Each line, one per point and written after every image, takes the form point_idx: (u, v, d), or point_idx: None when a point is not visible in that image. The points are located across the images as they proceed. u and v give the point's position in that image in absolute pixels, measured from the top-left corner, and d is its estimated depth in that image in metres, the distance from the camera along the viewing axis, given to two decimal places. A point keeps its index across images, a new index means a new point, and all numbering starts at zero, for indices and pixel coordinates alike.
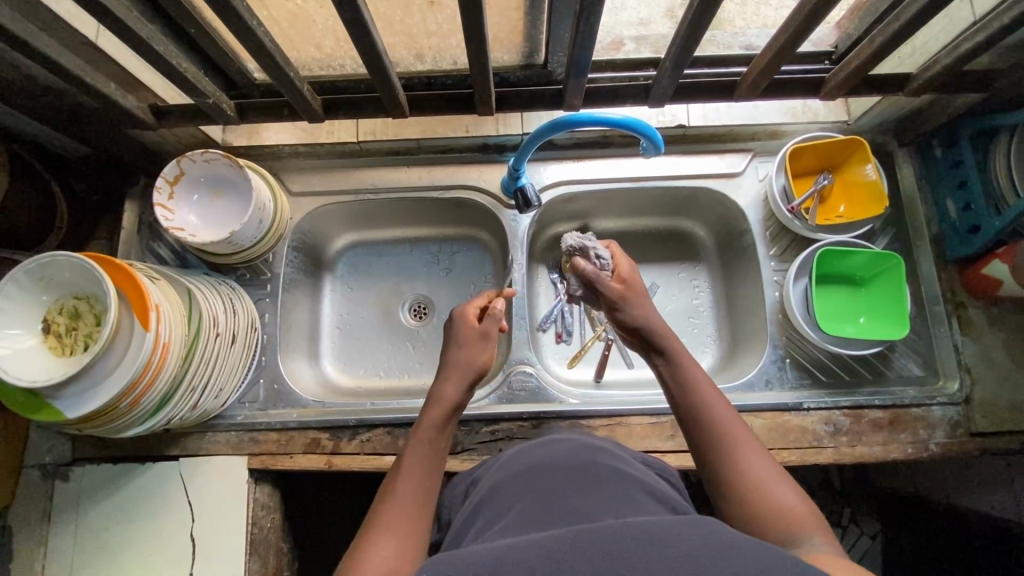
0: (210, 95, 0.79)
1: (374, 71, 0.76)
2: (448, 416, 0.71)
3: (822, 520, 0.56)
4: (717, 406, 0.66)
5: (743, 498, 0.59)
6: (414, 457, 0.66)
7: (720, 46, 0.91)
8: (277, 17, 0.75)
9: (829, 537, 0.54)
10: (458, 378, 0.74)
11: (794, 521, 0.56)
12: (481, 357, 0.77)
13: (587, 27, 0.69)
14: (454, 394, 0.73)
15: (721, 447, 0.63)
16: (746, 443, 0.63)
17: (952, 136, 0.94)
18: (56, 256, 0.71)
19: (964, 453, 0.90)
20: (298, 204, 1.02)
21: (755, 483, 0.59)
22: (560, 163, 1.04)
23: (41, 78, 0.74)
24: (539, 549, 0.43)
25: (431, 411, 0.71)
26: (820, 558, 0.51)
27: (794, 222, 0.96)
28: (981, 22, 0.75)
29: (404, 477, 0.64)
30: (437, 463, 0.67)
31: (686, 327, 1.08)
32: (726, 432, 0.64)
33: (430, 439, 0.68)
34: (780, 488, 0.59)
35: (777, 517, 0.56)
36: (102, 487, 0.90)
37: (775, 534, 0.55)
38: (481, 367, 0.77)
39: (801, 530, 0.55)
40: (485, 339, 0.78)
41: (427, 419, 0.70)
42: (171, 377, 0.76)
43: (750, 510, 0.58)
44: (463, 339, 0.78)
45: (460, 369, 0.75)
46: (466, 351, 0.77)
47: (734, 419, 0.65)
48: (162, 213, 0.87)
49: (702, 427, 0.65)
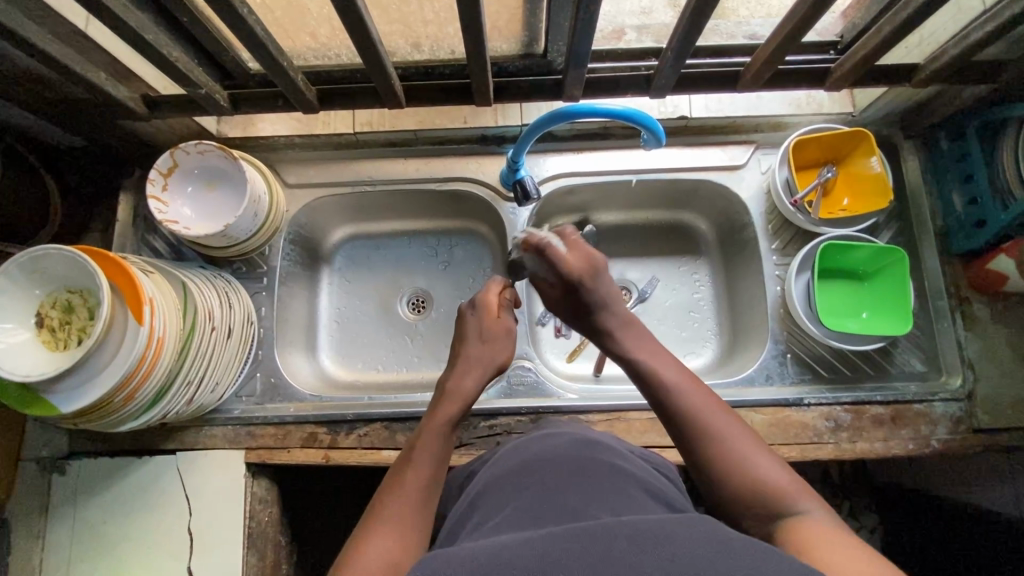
0: (202, 85, 0.77)
1: (370, 61, 0.74)
2: (462, 410, 0.72)
3: (808, 486, 0.56)
4: (687, 385, 0.65)
5: (725, 476, 0.58)
6: (425, 450, 0.66)
7: (723, 35, 0.88)
8: (270, 4, 0.74)
9: (819, 501, 0.55)
10: (479, 374, 0.75)
11: (784, 491, 0.56)
12: (502, 354, 0.79)
13: (587, 16, 0.67)
14: (468, 389, 0.74)
15: (696, 427, 0.62)
16: (721, 417, 0.62)
17: (959, 128, 0.92)
18: (49, 249, 0.70)
19: (966, 449, 0.90)
20: (295, 196, 1.01)
21: (736, 457, 0.59)
22: (560, 154, 1.02)
23: (30, 69, 0.73)
24: (531, 548, 0.42)
25: (445, 406, 0.71)
26: (812, 534, 0.51)
27: (797, 216, 0.95)
28: (991, 12, 0.74)
29: (412, 471, 0.63)
30: (447, 460, 0.67)
31: (687, 321, 1.07)
32: (699, 409, 0.63)
33: (442, 435, 0.68)
34: (762, 457, 0.58)
35: (762, 491, 0.56)
36: (99, 480, 0.89)
37: (762, 510, 0.56)
38: (502, 364, 0.79)
39: (790, 502, 0.55)
40: (508, 335, 0.80)
41: (442, 414, 0.70)
42: (166, 371, 0.75)
43: (735, 487, 0.57)
44: (484, 331, 0.79)
45: (478, 364, 0.76)
46: (489, 346, 0.78)
47: (705, 396, 0.64)
48: (155, 205, 0.86)
49: (677, 414, 0.64)
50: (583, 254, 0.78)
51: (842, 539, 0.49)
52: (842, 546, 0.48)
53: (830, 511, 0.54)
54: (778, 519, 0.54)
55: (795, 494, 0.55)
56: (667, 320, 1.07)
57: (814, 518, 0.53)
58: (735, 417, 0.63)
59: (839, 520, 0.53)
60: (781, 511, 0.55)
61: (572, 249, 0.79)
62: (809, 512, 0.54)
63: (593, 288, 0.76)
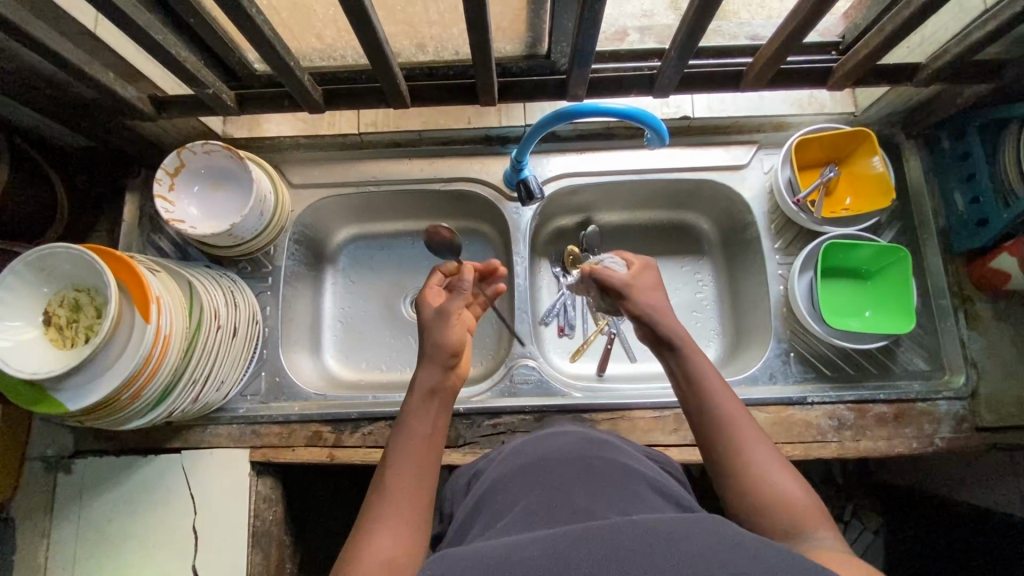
0: (210, 85, 0.78)
1: (376, 62, 0.75)
2: (428, 399, 0.69)
3: (825, 513, 0.56)
4: (721, 395, 0.67)
5: (745, 488, 0.59)
6: (402, 444, 0.66)
7: (726, 37, 0.90)
8: (277, 6, 0.75)
9: (832, 529, 0.55)
10: (430, 363, 0.71)
11: (800, 513, 0.56)
12: (451, 336, 0.73)
13: (590, 16, 0.68)
14: (431, 378, 0.71)
15: (725, 435, 0.63)
16: (750, 432, 0.63)
17: (960, 128, 0.92)
18: (55, 247, 0.70)
19: (969, 448, 0.90)
20: (299, 196, 1.02)
21: (759, 472, 0.60)
22: (563, 155, 1.03)
23: (39, 69, 0.74)
24: (541, 548, 0.42)
25: (411, 398, 0.70)
26: (822, 553, 0.51)
27: (800, 215, 0.95)
28: (991, 12, 0.74)
29: (394, 464, 0.64)
30: (435, 452, 0.67)
31: (690, 320, 1.07)
32: (731, 421, 0.64)
33: (415, 426, 0.67)
34: (784, 476, 0.59)
35: (779, 507, 0.57)
36: (104, 479, 0.90)
37: (776, 525, 0.56)
38: (454, 345, 0.72)
39: (804, 523, 0.55)
40: (443, 316, 0.74)
41: (410, 407, 0.69)
42: (172, 370, 0.75)
43: (754, 502, 0.58)
44: (428, 326, 0.75)
45: (427, 356, 0.72)
46: (429, 335, 0.73)
47: (739, 408, 0.65)
48: (162, 205, 0.87)
49: (710, 420, 0.65)
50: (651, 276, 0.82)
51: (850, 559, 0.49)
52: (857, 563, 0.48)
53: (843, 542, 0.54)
54: (792, 539, 0.54)
55: (810, 517, 0.55)
56: None
57: (826, 541, 0.53)
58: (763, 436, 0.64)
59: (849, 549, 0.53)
60: (794, 529, 0.55)
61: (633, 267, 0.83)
62: (821, 535, 0.54)
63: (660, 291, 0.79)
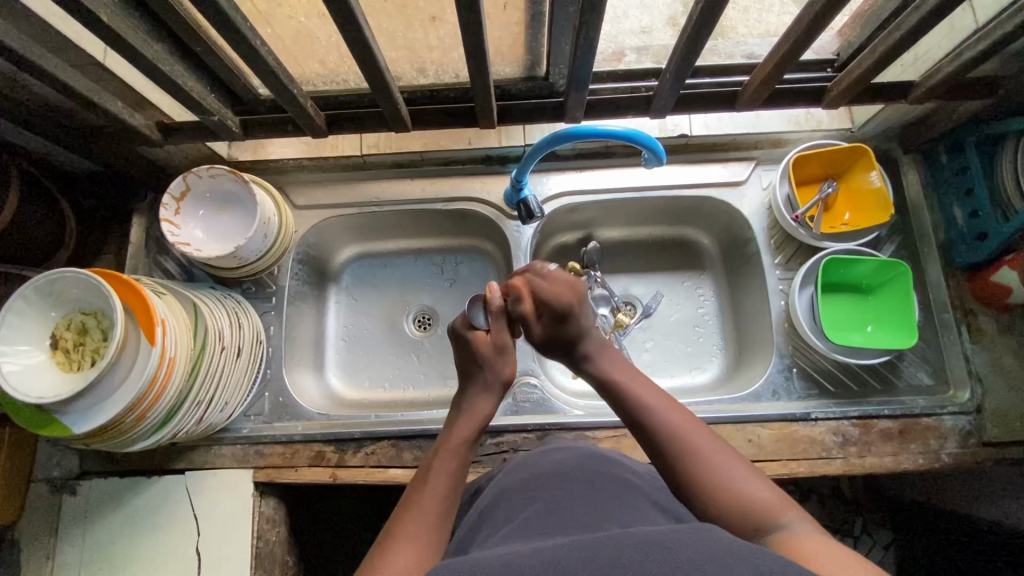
0: (215, 112, 0.80)
1: (377, 88, 0.77)
2: (475, 432, 0.72)
3: (789, 500, 0.57)
4: (665, 407, 0.67)
5: (704, 493, 0.59)
6: (442, 466, 0.66)
7: (722, 55, 0.92)
8: (280, 34, 0.76)
9: (798, 512, 0.56)
10: (488, 394, 0.75)
11: (764, 506, 0.56)
12: (508, 368, 0.76)
13: (586, 42, 0.70)
14: (482, 409, 0.74)
15: (672, 445, 0.63)
16: (696, 434, 0.64)
17: (958, 142, 0.92)
18: (64, 271, 0.71)
19: (975, 463, 0.89)
20: (304, 217, 1.03)
21: (714, 473, 0.60)
22: (563, 173, 1.04)
23: (50, 99, 0.76)
24: (542, 559, 0.42)
25: (458, 426, 0.72)
26: (797, 541, 0.52)
27: (799, 231, 0.95)
28: (982, 31, 0.75)
29: (429, 483, 0.64)
30: (464, 475, 0.68)
31: (692, 336, 1.08)
32: (678, 430, 0.64)
33: (458, 453, 0.69)
34: (741, 473, 0.60)
35: (742, 506, 0.57)
36: (109, 500, 0.90)
37: (746, 524, 0.56)
38: (507, 379, 0.77)
39: (772, 516, 0.55)
40: (504, 351, 0.76)
41: (455, 434, 0.71)
42: (177, 391, 0.76)
43: (719, 503, 0.58)
44: (484, 360, 0.75)
45: (491, 382, 0.75)
46: (488, 366, 0.75)
47: (680, 416, 0.66)
48: (167, 228, 0.88)
49: (656, 435, 0.65)
50: (566, 280, 0.77)
51: (826, 546, 0.50)
52: (832, 554, 0.49)
53: (813, 523, 0.55)
54: (765, 532, 0.55)
55: (775, 506, 0.56)
56: (671, 336, 1.07)
57: (796, 529, 0.53)
58: (713, 435, 0.64)
59: (819, 530, 0.54)
60: (765, 523, 0.55)
61: (554, 282, 0.76)
62: (791, 524, 0.54)
63: (577, 319, 0.75)
